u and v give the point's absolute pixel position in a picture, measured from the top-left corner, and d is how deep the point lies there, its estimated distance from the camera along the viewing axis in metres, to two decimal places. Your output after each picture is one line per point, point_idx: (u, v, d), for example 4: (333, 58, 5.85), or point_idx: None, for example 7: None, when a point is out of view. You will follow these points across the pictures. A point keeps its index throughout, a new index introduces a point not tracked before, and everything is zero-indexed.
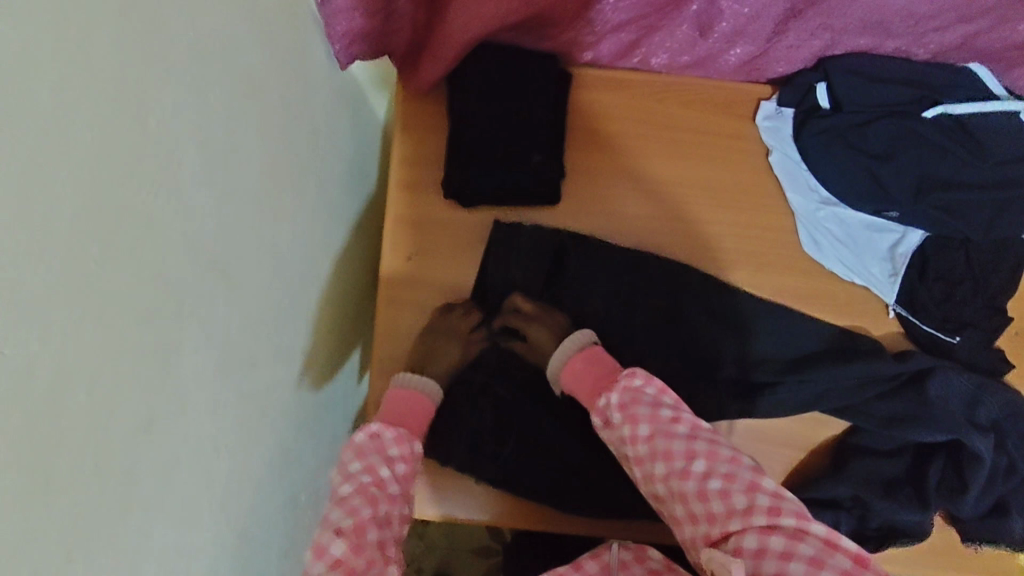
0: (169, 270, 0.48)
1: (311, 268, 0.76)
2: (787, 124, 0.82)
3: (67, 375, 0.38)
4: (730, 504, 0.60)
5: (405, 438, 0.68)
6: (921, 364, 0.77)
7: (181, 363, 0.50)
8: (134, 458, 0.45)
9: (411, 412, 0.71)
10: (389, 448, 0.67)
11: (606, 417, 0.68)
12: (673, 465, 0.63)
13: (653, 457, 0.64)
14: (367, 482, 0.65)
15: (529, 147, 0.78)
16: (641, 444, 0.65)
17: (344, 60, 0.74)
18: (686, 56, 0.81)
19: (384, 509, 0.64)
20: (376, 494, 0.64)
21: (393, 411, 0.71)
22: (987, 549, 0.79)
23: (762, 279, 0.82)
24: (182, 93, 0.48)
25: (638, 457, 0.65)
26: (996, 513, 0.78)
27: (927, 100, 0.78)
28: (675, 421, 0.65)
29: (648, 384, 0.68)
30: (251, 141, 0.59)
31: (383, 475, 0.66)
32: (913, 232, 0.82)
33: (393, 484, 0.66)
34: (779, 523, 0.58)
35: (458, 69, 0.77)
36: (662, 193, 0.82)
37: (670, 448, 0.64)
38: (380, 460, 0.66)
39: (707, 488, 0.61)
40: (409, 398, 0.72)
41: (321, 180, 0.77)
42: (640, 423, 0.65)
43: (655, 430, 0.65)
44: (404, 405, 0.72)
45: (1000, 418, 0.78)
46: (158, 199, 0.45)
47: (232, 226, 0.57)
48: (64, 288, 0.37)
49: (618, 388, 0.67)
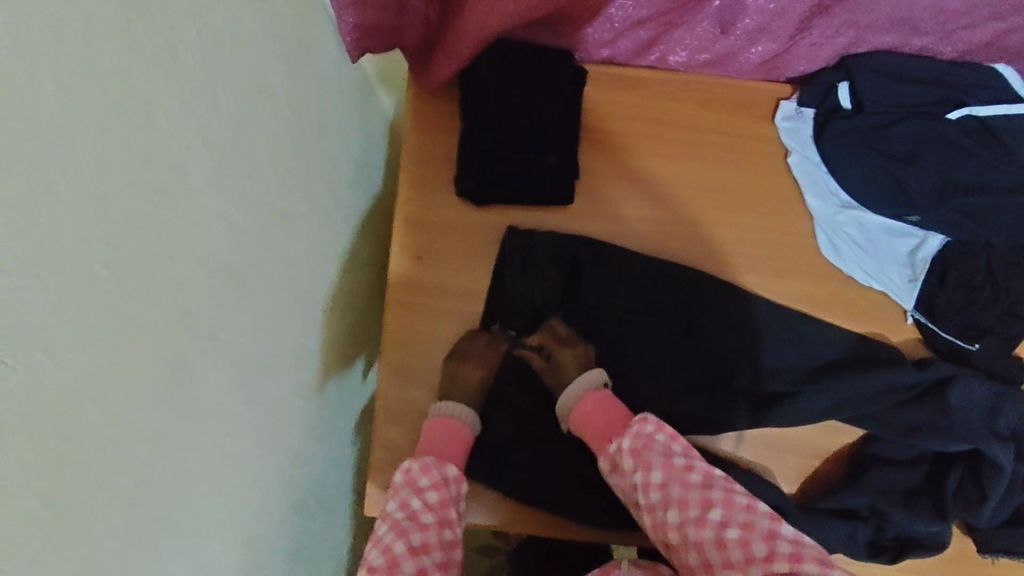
0: (177, 277, 0.44)
1: (317, 270, 0.72)
2: (808, 124, 0.80)
3: (71, 400, 0.35)
4: (747, 551, 0.57)
5: (432, 467, 0.66)
6: (941, 373, 0.75)
7: (190, 380, 0.47)
8: (141, 478, 0.41)
9: (444, 437, 0.69)
10: (420, 479, 0.65)
11: (617, 461, 0.67)
12: (687, 514, 0.61)
13: (665, 505, 0.63)
14: (399, 517, 0.62)
15: (545, 146, 0.75)
16: (653, 492, 0.64)
17: (354, 54, 0.71)
18: (706, 54, 0.78)
19: (416, 538, 0.60)
20: (406, 525, 0.61)
21: (425, 443, 0.69)
22: (1005, 558, 0.77)
23: (779, 283, 0.79)
24: (190, 88, 0.44)
25: (649, 505, 0.64)
26: (1013, 522, 0.76)
27: (951, 101, 0.76)
28: (688, 469, 0.64)
29: (659, 430, 0.67)
30: (260, 138, 0.55)
31: (416, 507, 0.63)
32: (933, 236, 0.80)
33: (426, 514, 0.63)
34: (802, 569, 0.54)
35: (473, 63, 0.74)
36: (679, 195, 0.79)
37: (684, 498, 0.62)
38: (410, 492, 0.64)
39: (724, 538, 0.59)
40: (441, 427, 0.69)
41: (329, 179, 0.73)
42: (653, 469, 0.64)
43: (668, 477, 0.64)
44: (436, 437, 0.69)
45: (1021, 428, 0.76)
46: (167, 206, 0.42)
47: (241, 227, 0.53)
48: (64, 307, 0.33)
49: (630, 432, 0.67)
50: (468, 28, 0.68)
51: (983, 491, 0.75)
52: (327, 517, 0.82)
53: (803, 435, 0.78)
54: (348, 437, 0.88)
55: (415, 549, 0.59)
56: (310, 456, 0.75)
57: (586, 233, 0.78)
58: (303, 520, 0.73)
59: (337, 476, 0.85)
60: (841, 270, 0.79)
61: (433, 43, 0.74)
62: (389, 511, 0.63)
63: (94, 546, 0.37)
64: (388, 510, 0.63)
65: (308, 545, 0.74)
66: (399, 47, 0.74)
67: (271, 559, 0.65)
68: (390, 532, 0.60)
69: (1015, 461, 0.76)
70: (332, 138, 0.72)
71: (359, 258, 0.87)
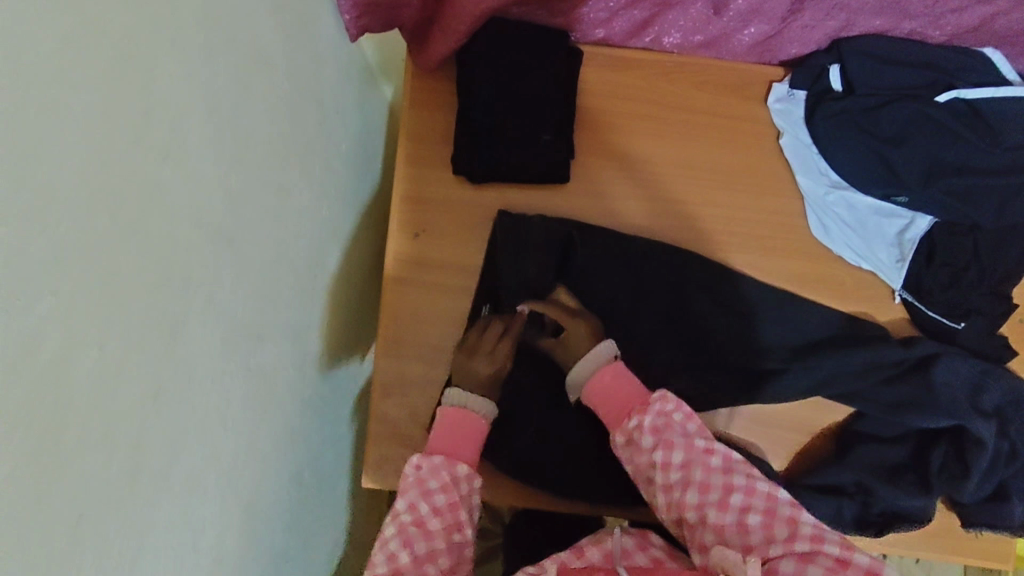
0: (176, 237, 0.45)
1: (315, 245, 0.73)
2: (799, 107, 0.81)
3: (77, 346, 0.36)
4: (766, 535, 0.58)
5: (441, 468, 0.65)
6: (926, 349, 0.77)
7: (190, 341, 0.48)
8: (140, 430, 0.43)
9: (455, 429, 0.68)
10: (429, 481, 0.65)
11: (633, 437, 0.66)
12: (707, 497, 0.62)
13: (685, 486, 0.63)
14: (406, 521, 0.62)
15: (537, 125, 0.76)
16: (673, 472, 0.64)
17: (354, 33, 0.73)
18: (699, 35, 0.79)
19: (423, 548, 0.61)
20: (413, 533, 0.61)
21: (437, 437, 0.68)
22: (988, 532, 0.79)
23: (770, 263, 0.81)
24: (190, 53, 0.45)
25: (667, 484, 0.64)
26: (997, 497, 0.78)
27: (940, 84, 0.77)
28: (709, 451, 0.64)
29: (678, 409, 0.67)
30: (257, 109, 0.56)
31: (423, 512, 0.63)
32: (920, 218, 0.81)
33: (434, 519, 0.63)
34: (823, 552, 0.55)
35: (471, 41, 0.75)
36: (671, 175, 0.81)
37: (706, 480, 0.63)
38: (418, 495, 0.64)
39: (745, 522, 0.59)
40: (454, 420, 0.68)
41: (327, 154, 0.74)
42: (674, 449, 0.64)
43: (689, 458, 0.64)
44: (447, 427, 0.68)
45: (1004, 405, 0.77)
46: (167, 166, 0.43)
47: (239, 194, 0.54)
48: (69, 253, 0.35)
49: (650, 410, 0.66)
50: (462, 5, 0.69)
51: (966, 466, 0.76)
52: (324, 491, 0.83)
53: (791, 414, 0.80)
54: (346, 414, 0.89)
55: (419, 558, 0.61)
56: (308, 430, 0.76)
57: (581, 219, 0.79)
58: (301, 492, 0.75)
59: (334, 453, 0.86)
60: (830, 250, 0.81)
61: (430, 21, 0.75)
62: (397, 513, 0.63)
63: (99, 490, 0.39)
64: (397, 511, 0.63)
65: (304, 516, 0.76)
66: (397, 26, 0.75)
67: (269, 525, 0.66)
68: (398, 537, 0.61)
69: (998, 437, 0.78)
70: (330, 113, 0.73)
71: (358, 237, 0.88)
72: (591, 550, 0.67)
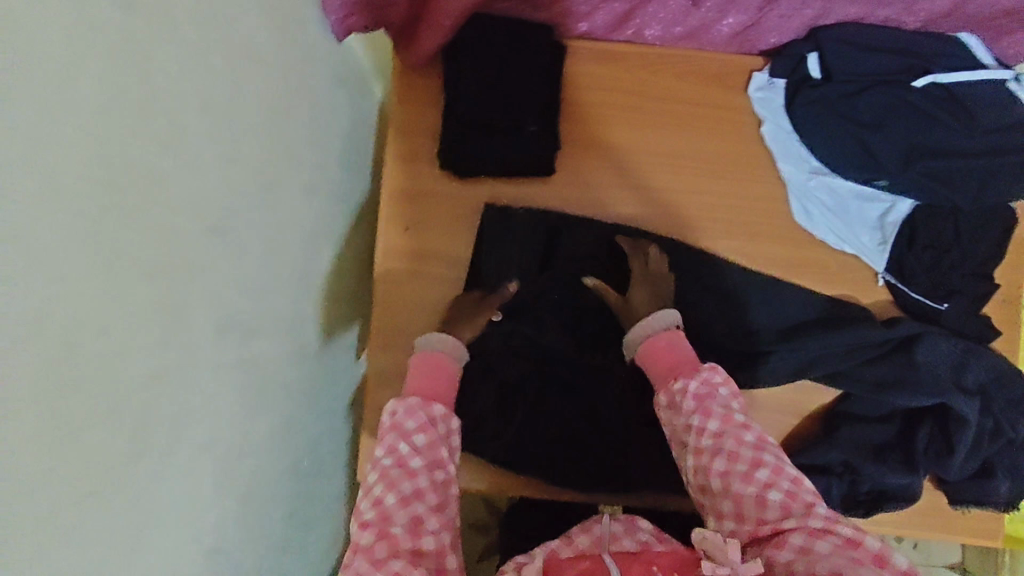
0: (177, 225, 0.47)
1: (308, 243, 0.75)
2: (780, 95, 0.83)
3: (83, 325, 0.37)
4: (783, 510, 0.59)
5: (417, 408, 0.66)
6: (910, 330, 0.78)
7: (189, 326, 0.49)
8: (146, 409, 0.44)
9: (425, 369, 0.68)
10: (406, 423, 0.65)
11: (675, 399, 0.69)
12: (734, 466, 0.63)
13: (713, 454, 0.64)
14: (388, 465, 0.62)
15: (522, 117, 0.77)
16: (705, 437, 0.65)
17: (340, 33, 0.74)
18: (680, 27, 0.81)
19: (408, 487, 0.61)
20: (395, 476, 0.61)
21: (412, 382, 0.68)
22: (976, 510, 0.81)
23: (756, 250, 0.82)
24: (186, 45, 0.46)
25: (696, 447, 0.66)
26: (981, 474, 0.79)
27: (917, 69, 0.79)
28: (744, 427, 0.65)
29: (724, 384, 0.69)
30: (251, 103, 0.57)
31: (404, 452, 0.63)
32: (902, 201, 0.82)
33: (415, 458, 0.63)
34: (833, 531, 0.56)
35: (455, 36, 0.76)
36: (657, 165, 0.82)
37: (735, 451, 0.64)
38: (397, 437, 0.64)
39: (765, 495, 0.60)
40: (427, 364, 0.68)
41: (318, 153, 0.76)
42: (711, 418, 0.66)
43: (724, 429, 0.65)
44: (422, 368, 0.69)
45: (988, 383, 0.79)
46: (165, 155, 0.45)
47: (235, 185, 0.56)
48: (71, 234, 0.36)
49: (698, 377, 0.68)
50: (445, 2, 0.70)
51: (949, 444, 0.78)
52: (320, 485, 0.84)
53: (776, 399, 0.81)
54: (341, 411, 0.91)
55: (404, 495, 0.60)
56: (305, 423, 0.78)
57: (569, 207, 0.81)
58: (299, 484, 0.76)
59: (330, 448, 0.87)
60: (813, 235, 0.82)
61: (414, 18, 0.76)
62: (376, 463, 0.63)
63: (107, 466, 0.40)
64: (377, 462, 0.63)
65: (301, 508, 0.77)
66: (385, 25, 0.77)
67: (267, 517, 0.67)
68: (381, 482, 0.61)
69: (983, 414, 0.79)
70: (318, 111, 0.75)
71: (350, 236, 0.89)
72: (582, 538, 0.68)
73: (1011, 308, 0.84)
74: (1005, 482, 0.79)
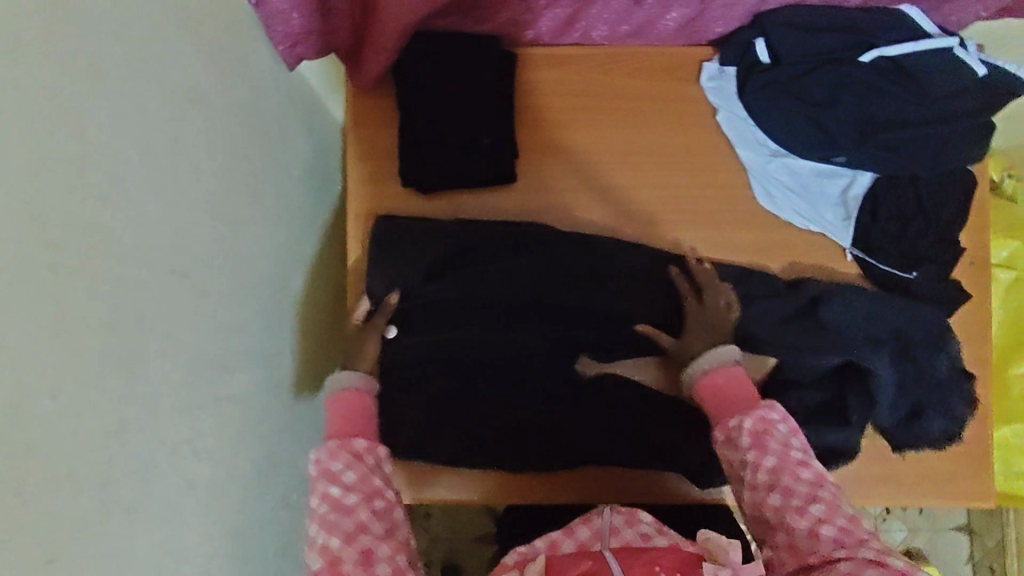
0: (127, 280, 0.47)
1: (276, 273, 0.75)
2: (731, 82, 0.83)
3: (32, 392, 0.38)
4: (837, 544, 0.57)
5: (342, 447, 0.65)
6: (813, 290, 0.82)
7: (151, 376, 0.50)
8: (110, 463, 0.44)
9: (339, 412, 0.68)
10: (333, 463, 0.64)
11: (732, 436, 0.65)
12: (789, 500, 0.61)
13: (769, 488, 0.62)
14: (324, 510, 0.62)
15: (478, 129, 0.79)
16: (761, 473, 0.63)
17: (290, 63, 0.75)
18: (625, 25, 0.81)
19: (349, 526, 0.61)
20: (334, 519, 0.61)
21: (330, 426, 0.67)
22: (913, 452, 0.83)
23: (722, 237, 0.84)
24: (121, 101, 0.47)
25: (752, 483, 0.63)
26: (912, 417, 0.81)
27: (862, 45, 0.79)
28: (802, 463, 0.63)
29: (785, 421, 0.65)
30: (197, 147, 0.58)
31: (337, 495, 0.62)
32: (862, 175, 0.84)
33: (350, 495, 0.62)
34: (888, 563, 0.54)
35: (402, 54, 0.77)
36: (617, 164, 0.83)
37: (792, 485, 0.61)
38: (327, 480, 0.63)
39: (819, 532, 0.59)
40: (344, 402, 0.68)
41: (277, 185, 0.76)
42: (768, 454, 0.63)
43: (781, 465, 0.62)
44: (340, 409, 0.68)
45: (902, 328, 0.80)
46: (107, 211, 0.45)
47: (189, 231, 0.56)
48: (10, 303, 0.36)
49: (753, 415, 0.65)
50: (386, 22, 0.71)
51: (872, 397, 0.79)
52: None
53: None
54: None
55: (346, 530, 0.60)
56: (291, 452, 0.79)
57: (526, 207, 0.83)
58: (290, 512, 0.78)
59: None
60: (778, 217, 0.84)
61: (361, 41, 0.77)
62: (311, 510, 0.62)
63: (72, 526, 0.41)
64: (311, 509, 0.62)
65: (295, 535, 0.78)
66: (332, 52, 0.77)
67: (259, 548, 0.69)
68: (321, 529, 0.61)
69: (901, 361, 0.80)
70: (274, 143, 0.75)
71: (320, 261, 0.90)
72: (582, 529, 0.70)
73: (977, 270, 0.86)
74: (937, 419, 0.81)
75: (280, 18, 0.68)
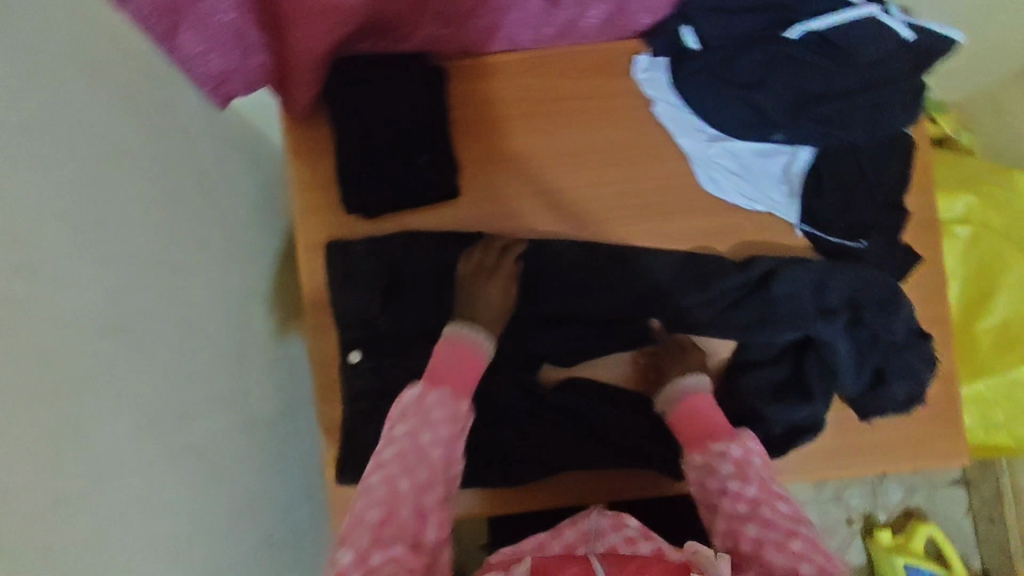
0: (51, 360, 0.47)
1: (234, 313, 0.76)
2: (662, 72, 0.84)
3: None
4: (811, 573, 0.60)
5: (446, 401, 0.69)
6: (763, 266, 0.83)
7: (92, 448, 0.50)
8: (54, 542, 0.45)
9: (461, 359, 0.71)
10: (433, 411, 0.68)
11: (711, 461, 0.71)
12: (768, 531, 0.65)
13: (747, 519, 0.66)
14: (408, 450, 0.66)
15: (417, 147, 0.79)
16: (741, 501, 0.68)
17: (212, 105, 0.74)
18: (547, 27, 0.80)
19: (423, 475, 0.65)
20: (412, 463, 0.65)
21: (434, 368, 0.71)
22: (881, 418, 0.86)
23: (672, 227, 0.85)
24: (30, 181, 0.47)
25: (731, 511, 0.68)
26: (876, 383, 0.84)
27: (785, 21, 0.78)
28: (781, 499, 0.68)
29: (761, 455, 0.72)
30: (122, 210, 0.57)
31: (423, 441, 0.67)
32: (802, 150, 0.86)
33: (433, 450, 0.67)
34: None
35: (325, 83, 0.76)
36: (558, 166, 0.84)
37: (772, 517, 0.66)
38: (421, 423, 0.67)
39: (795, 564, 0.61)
40: (451, 353, 0.71)
41: (223, 227, 0.76)
42: (750, 483, 0.69)
43: (761, 496, 0.68)
44: (447, 358, 0.71)
45: (853, 294, 0.83)
46: (20, 295, 0.45)
47: (121, 295, 0.56)
48: None
49: (739, 441, 0.72)
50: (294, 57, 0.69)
51: (829, 368, 0.83)
52: (302, 539, 0.87)
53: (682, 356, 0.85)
54: (313, 461, 0.93)
55: (411, 471, 0.65)
56: (268, 487, 0.80)
57: (472, 214, 0.82)
58: (273, 546, 0.79)
59: (305, 500, 0.90)
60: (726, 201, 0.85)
61: None
62: (381, 450, 0.67)
63: None
64: (388, 440, 0.67)
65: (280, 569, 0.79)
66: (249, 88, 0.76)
67: None
68: (396, 462, 0.65)
69: (856, 327, 0.83)
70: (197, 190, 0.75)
71: (280, 293, 0.90)
72: (569, 530, 0.70)
73: (927, 234, 0.89)
74: (900, 383, 0.84)
75: (195, 63, 0.64)
